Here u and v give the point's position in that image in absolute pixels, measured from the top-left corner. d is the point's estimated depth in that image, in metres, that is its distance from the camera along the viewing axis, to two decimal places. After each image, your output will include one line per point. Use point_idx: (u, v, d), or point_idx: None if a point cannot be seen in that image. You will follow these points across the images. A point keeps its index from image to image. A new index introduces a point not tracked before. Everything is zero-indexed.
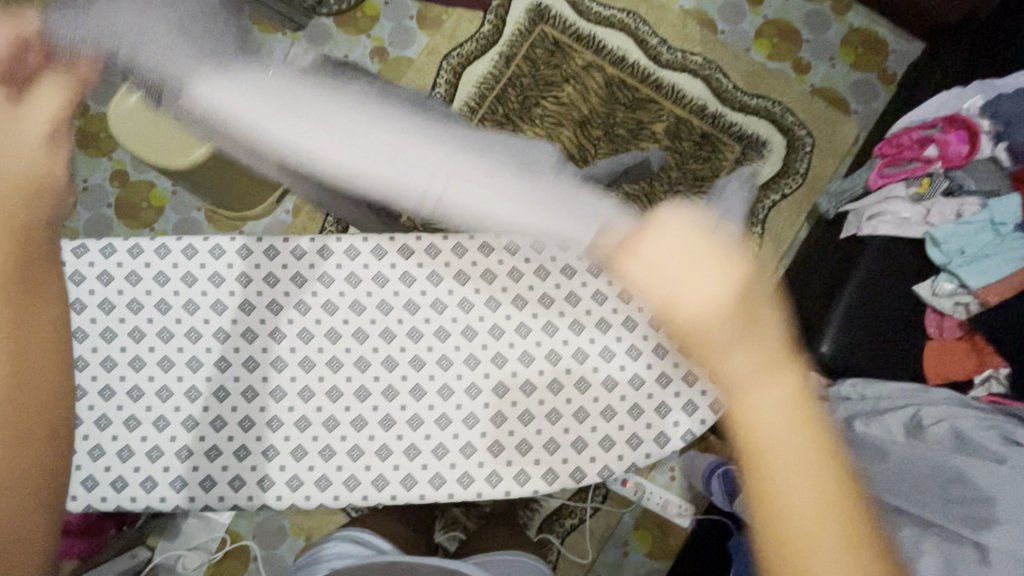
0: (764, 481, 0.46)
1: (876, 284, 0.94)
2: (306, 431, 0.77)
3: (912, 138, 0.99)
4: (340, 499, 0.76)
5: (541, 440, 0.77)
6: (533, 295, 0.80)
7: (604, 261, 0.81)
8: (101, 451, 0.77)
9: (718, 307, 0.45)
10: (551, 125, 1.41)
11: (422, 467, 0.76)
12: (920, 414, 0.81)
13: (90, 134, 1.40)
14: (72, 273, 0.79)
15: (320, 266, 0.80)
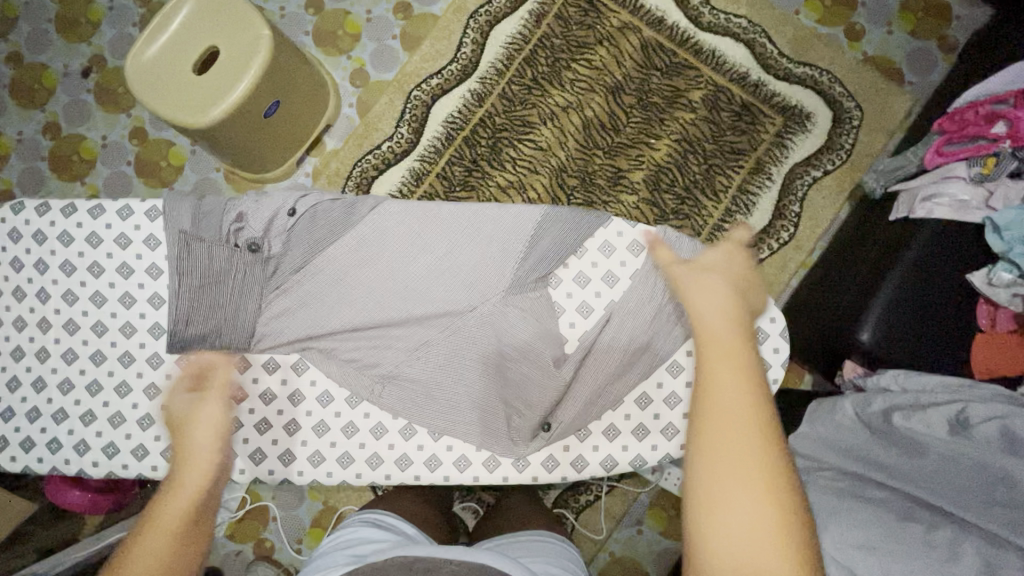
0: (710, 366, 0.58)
1: (928, 274, 0.88)
2: (301, 407, 0.87)
3: (977, 114, 0.92)
4: (333, 474, 0.86)
5: (574, 451, 0.86)
6: (592, 277, 0.87)
7: (646, 241, 0.88)
8: (93, 415, 0.87)
9: (721, 310, 0.64)
10: (581, 90, 1.33)
11: (389, 446, 0.86)
12: (967, 410, 0.78)
13: (110, 90, 1.38)
14: (65, 233, 0.88)
15: (300, 254, 0.87)
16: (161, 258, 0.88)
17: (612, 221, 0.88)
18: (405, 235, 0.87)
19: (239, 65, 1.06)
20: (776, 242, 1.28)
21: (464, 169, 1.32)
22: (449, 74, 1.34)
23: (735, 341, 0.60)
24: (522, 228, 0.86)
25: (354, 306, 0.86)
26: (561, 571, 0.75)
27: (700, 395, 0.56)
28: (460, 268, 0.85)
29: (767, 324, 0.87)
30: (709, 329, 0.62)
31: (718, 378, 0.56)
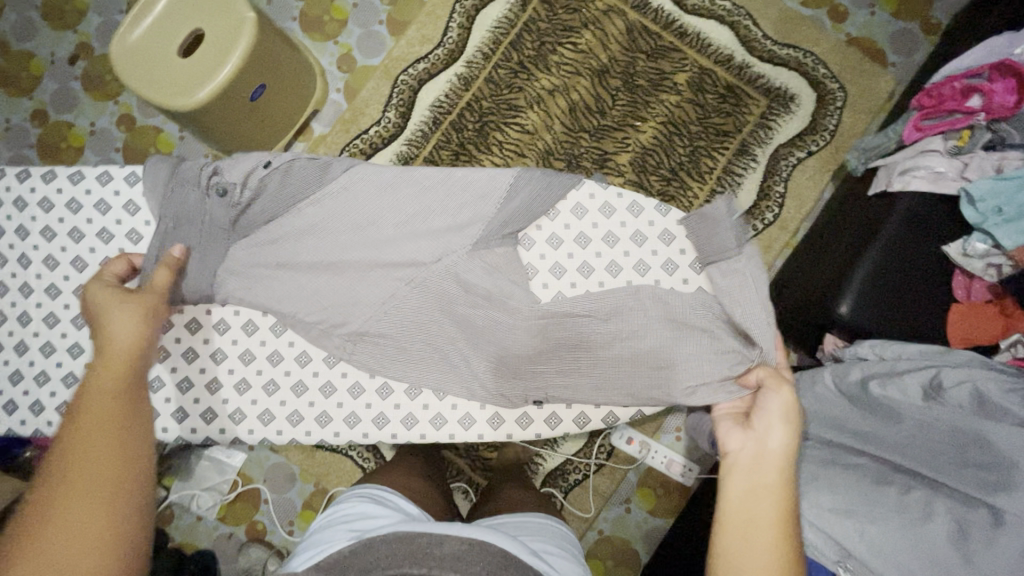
0: (746, 521, 0.63)
1: (900, 239, 0.90)
2: (279, 366, 0.89)
3: (954, 88, 0.92)
4: (312, 433, 0.89)
5: (545, 412, 0.90)
6: (566, 236, 0.90)
7: (617, 203, 0.91)
8: (75, 377, 0.88)
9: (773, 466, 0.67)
10: (567, 74, 1.34)
11: (366, 406, 0.89)
12: (940, 375, 0.77)
13: (97, 77, 1.38)
14: (42, 200, 0.89)
15: (280, 217, 0.89)
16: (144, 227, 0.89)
17: (584, 184, 0.91)
18: (388, 207, 0.88)
19: (222, 48, 1.07)
20: (759, 222, 1.30)
21: (452, 153, 1.33)
22: (436, 58, 1.35)
23: (779, 499, 0.64)
24: (496, 190, 0.87)
25: (329, 266, 0.88)
26: (557, 549, 0.77)
27: (728, 537, 0.63)
28: (437, 235, 0.87)
29: None
30: (753, 474, 0.67)
31: (749, 526, 0.62)
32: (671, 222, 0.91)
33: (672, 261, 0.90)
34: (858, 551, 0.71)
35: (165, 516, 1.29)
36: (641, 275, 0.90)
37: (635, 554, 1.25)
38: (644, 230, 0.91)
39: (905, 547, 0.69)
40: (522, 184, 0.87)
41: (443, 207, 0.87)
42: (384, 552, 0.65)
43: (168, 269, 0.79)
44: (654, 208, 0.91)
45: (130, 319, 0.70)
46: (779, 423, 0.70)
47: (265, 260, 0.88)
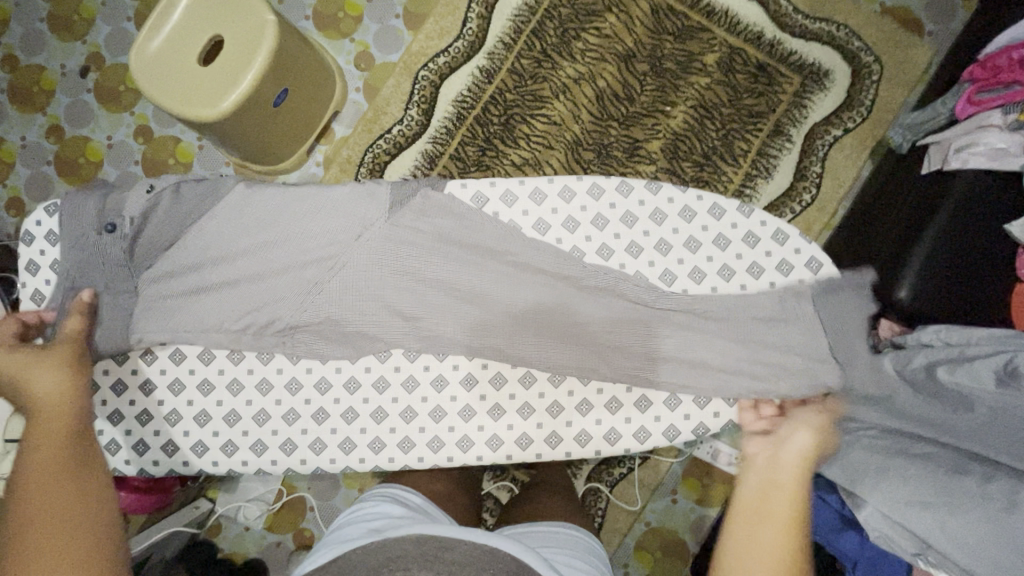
0: (757, 517, 0.63)
1: (968, 221, 0.86)
2: (357, 394, 0.86)
3: (1010, 59, 0.89)
4: (367, 460, 0.85)
5: (630, 428, 0.85)
6: (647, 243, 0.86)
7: (698, 207, 0.86)
8: (120, 414, 0.87)
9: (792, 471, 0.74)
10: (592, 61, 1.30)
11: (449, 429, 0.85)
12: (1016, 359, 0.74)
13: (112, 89, 1.35)
14: (46, 233, 0.87)
15: (325, 230, 0.83)
16: (203, 254, 0.84)
17: (661, 188, 0.86)
18: (441, 213, 0.84)
19: (242, 56, 1.03)
20: (798, 205, 1.26)
21: (478, 149, 1.30)
22: (456, 51, 1.31)
23: (789, 495, 0.65)
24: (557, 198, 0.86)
25: (374, 276, 0.83)
26: (577, 560, 0.77)
27: (738, 530, 0.62)
28: (505, 242, 0.83)
29: (792, 256, 0.86)
30: (768, 480, 0.67)
31: (756, 524, 0.62)
32: (755, 224, 0.86)
33: (757, 263, 0.86)
34: (936, 541, 0.71)
35: (213, 528, 1.30)
36: (725, 280, 0.85)
37: (683, 544, 1.25)
38: (727, 234, 0.86)
39: (986, 536, 0.68)
40: (587, 191, 0.86)
41: (526, 215, 0.86)
42: (392, 551, 0.65)
43: (76, 320, 0.78)
44: (736, 209, 0.86)
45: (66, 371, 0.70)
46: (798, 430, 0.74)
47: (308, 282, 0.83)
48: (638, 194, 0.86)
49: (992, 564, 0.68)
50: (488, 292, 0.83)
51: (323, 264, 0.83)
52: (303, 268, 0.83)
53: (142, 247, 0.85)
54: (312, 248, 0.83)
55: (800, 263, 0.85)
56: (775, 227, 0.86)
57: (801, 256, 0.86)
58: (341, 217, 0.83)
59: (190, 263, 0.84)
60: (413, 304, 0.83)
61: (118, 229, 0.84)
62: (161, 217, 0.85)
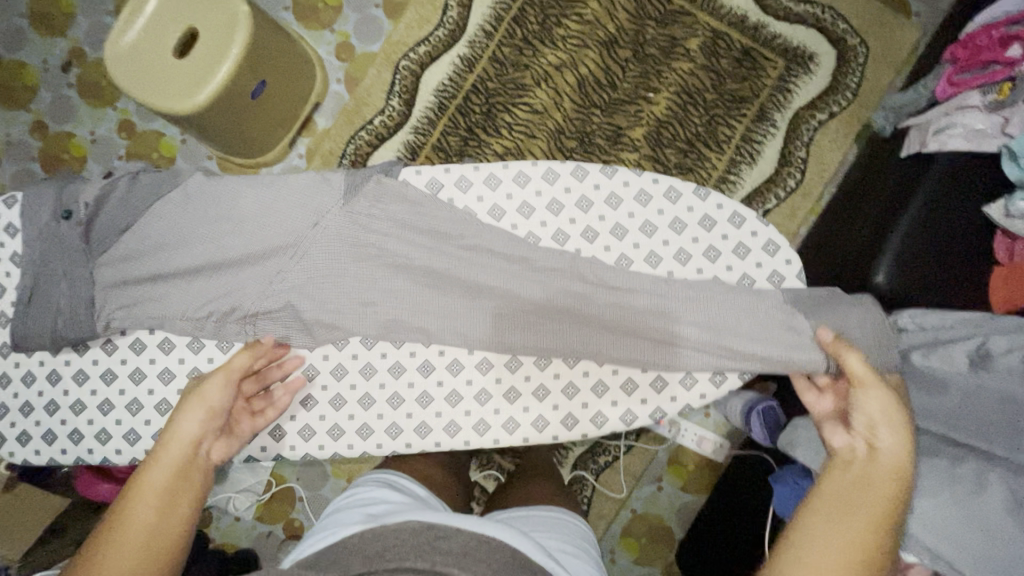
0: (848, 502, 0.66)
1: (947, 199, 0.85)
2: (315, 381, 0.85)
3: (991, 38, 0.88)
4: (325, 447, 0.84)
5: (588, 413, 0.83)
6: (603, 227, 0.85)
7: (654, 190, 0.86)
8: (56, 404, 0.85)
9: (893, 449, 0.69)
10: (574, 48, 1.29)
11: (407, 416, 0.84)
12: (988, 343, 0.75)
13: (94, 83, 1.35)
14: (9, 228, 0.87)
15: (298, 220, 0.83)
16: (177, 244, 0.84)
17: (617, 172, 0.86)
18: (398, 201, 0.83)
19: (216, 46, 1.03)
20: (783, 190, 1.25)
21: (460, 139, 1.29)
22: (436, 41, 1.31)
23: (887, 492, 0.66)
24: (510, 182, 0.86)
25: (348, 265, 0.82)
26: (568, 547, 0.77)
27: (825, 512, 0.66)
28: (463, 238, 0.82)
29: (748, 239, 0.85)
30: (869, 476, 0.67)
31: (842, 511, 0.65)
32: (712, 207, 0.85)
33: (713, 247, 0.85)
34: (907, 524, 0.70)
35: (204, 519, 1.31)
36: (682, 264, 0.85)
37: (669, 530, 1.25)
38: (683, 217, 0.85)
39: (959, 520, 0.68)
40: (538, 177, 0.86)
41: (482, 201, 0.86)
42: (389, 542, 0.63)
43: (248, 352, 0.80)
44: (692, 193, 0.86)
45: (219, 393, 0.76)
46: (884, 424, 0.70)
47: (286, 273, 0.83)
48: (593, 178, 0.86)
49: (965, 549, 0.67)
50: (459, 279, 0.82)
51: (296, 255, 0.83)
52: (278, 259, 0.83)
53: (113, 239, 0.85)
54: (287, 235, 0.83)
55: (756, 246, 0.85)
56: (731, 210, 0.85)
57: (757, 239, 0.85)
58: (315, 206, 0.83)
59: (163, 252, 0.84)
60: (386, 294, 0.82)
61: (74, 215, 0.84)
62: (132, 210, 0.85)
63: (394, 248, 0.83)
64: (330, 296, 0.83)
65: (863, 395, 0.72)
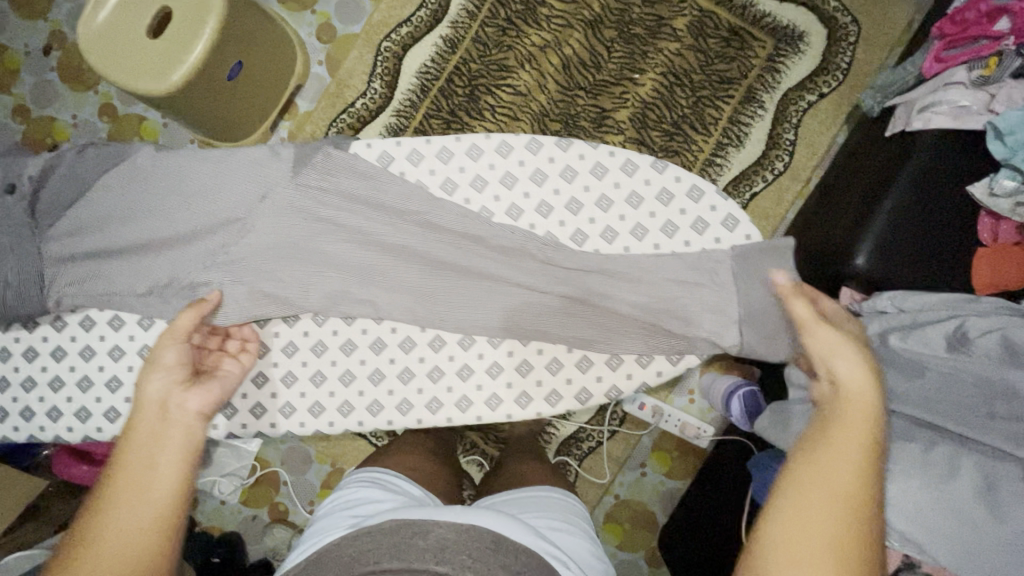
0: (821, 446, 0.58)
1: (928, 178, 0.83)
2: (266, 358, 0.85)
3: (979, 12, 0.85)
4: (276, 425, 0.84)
5: (543, 391, 0.83)
6: (557, 202, 0.84)
7: (609, 163, 0.85)
8: (7, 381, 0.86)
9: (858, 374, 0.62)
10: (558, 27, 1.27)
11: (359, 394, 0.84)
12: (965, 326, 0.73)
13: (75, 67, 1.34)
14: None
15: (267, 200, 0.82)
16: (144, 225, 0.83)
17: (571, 145, 0.85)
18: (352, 173, 0.82)
19: (190, 24, 1.01)
20: (770, 172, 1.23)
21: (442, 122, 1.27)
22: (419, 21, 1.29)
23: (855, 428, 0.58)
24: (466, 157, 0.85)
25: (319, 245, 0.82)
26: (561, 522, 0.72)
27: (806, 459, 0.57)
28: (428, 223, 0.82)
29: (706, 214, 0.83)
30: (845, 410, 0.61)
31: (825, 453, 0.57)
32: (669, 180, 0.84)
33: (671, 222, 0.83)
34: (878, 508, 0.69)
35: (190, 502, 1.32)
36: (638, 240, 0.83)
37: (653, 516, 1.25)
38: (640, 191, 0.84)
39: (929, 503, 0.67)
40: (489, 151, 0.85)
41: (434, 174, 0.85)
42: (364, 544, 0.60)
43: (192, 312, 0.76)
44: (650, 165, 0.84)
45: (174, 354, 0.73)
46: (836, 358, 0.64)
47: (256, 255, 0.82)
48: (548, 151, 0.85)
49: (935, 533, 0.66)
50: (430, 260, 0.82)
51: (265, 236, 0.82)
52: (247, 240, 0.82)
53: (81, 220, 0.84)
54: (256, 215, 0.82)
55: (716, 221, 0.83)
56: (690, 183, 0.84)
57: (717, 214, 0.83)
58: (284, 186, 0.82)
59: (131, 233, 0.83)
60: (356, 276, 0.82)
61: (17, 189, 0.84)
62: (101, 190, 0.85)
63: (365, 228, 0.82)
64: (300, 277, 0.82)
65: (812, 339, 0.67)
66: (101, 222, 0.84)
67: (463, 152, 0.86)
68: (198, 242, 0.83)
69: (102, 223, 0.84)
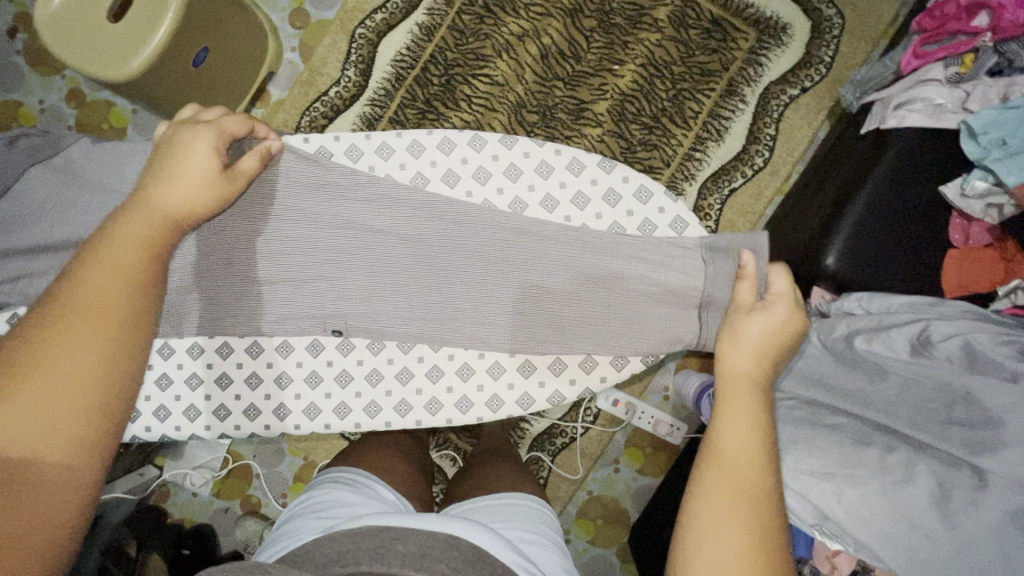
0: (718, 419, 0.61)
1: (900, 178, 0.82)
2: (199, 360, 0.84)
3: (958, 6, 0.83)
4: (212, 427, 0.84)
5: (485, 396, 0.83)
6: (501, 201, 0.84)
7: (555, 161, 0.84)
8: None
9: (750, 354, 0.66)
10: (537, 16, 1.24)
11: (296, 396, 0.83)
12: (929, 329, 0.74)
13: (40, 49, 1.30)
14: None
15: None
16: (98, 215, 0.80)
17: (516, 142, 0.84)
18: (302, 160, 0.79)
19: (147, 6, 0.96)
20: (748, 169, 1.21)
21: (417, 112, 1.24)
22: (394, 7, 1.26)
23: (744, 391, 0.63)
24: (415, 154, 0.85)
25: (276, 239, 0.80)
26: (537, 537, 0.66)
27: (709, 443, 0.59)
28: (389, 218, 0.80)
29: (655, 215, 0.83)
30: (730, 393, 0.63)
31: (723, 435, 0.59)
32: (617, 180, 0.83)
33: (618, 223, 0.83)
34: (833, 512, 0.70)
35: (160, 495, 1.31)
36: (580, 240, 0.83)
37: (626, 512, 1.24)
38: (586, 191, 0.83)
39: (884, 509, 0.67)
40: (432, 149, 0.85)
41: (375, 169, 0.85)
42: (341, 546, 0.52)
43: (241, 121, 0.73)
44: (597, 164, 0.84)
45: (216, 167, 0.68)
46: (740, 343, 0.67)
47: (213, 250, 0.80)
48: (492, 149, 0.84)
49: (887, 538, 0.67)
50: (391, 255, 0.80)
51: (221, 230, 0.79)
52: (203, 234, 0.80)
53: (26, 212, 0.81)
54: None
55: (664, 223, 0.83)
56: (638, 183, 0.83)
57: (665, 216, 0.83)
58: None
59: (78, 229, 0.80)
60: (315, 271, 0.80)
61: None
62: (53, 183, 0.82)
63: (325, 223, 0.79)
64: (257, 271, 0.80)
65: (727, 325, 0.71)
66: (41, 216, 0.81)
67: (406, 148, 0.85)
68: None
69: (48, 215, 0.81)
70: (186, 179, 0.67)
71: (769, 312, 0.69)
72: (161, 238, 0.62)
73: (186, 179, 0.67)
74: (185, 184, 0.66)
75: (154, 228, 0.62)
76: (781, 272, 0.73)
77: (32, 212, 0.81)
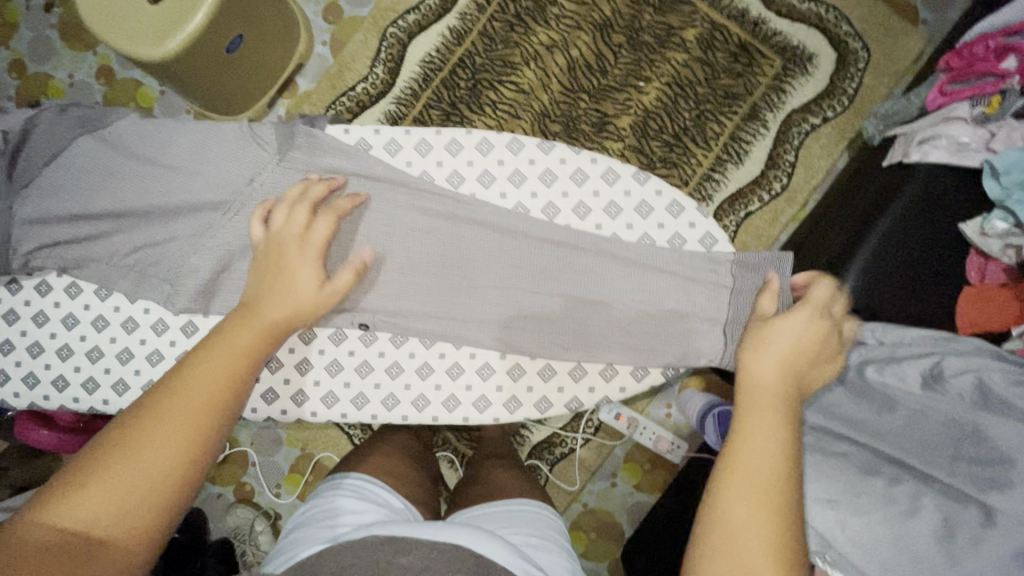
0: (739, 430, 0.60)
1: (923, 213, 0.82)
2: None
3: (987, 47, 0.85)
4: None
5: (501, 397, 0.83)
6: (535, 204, 0.84)
7: (591, 169, 0.85)
8: None
9: (773, 364, 0.66)
10: (568, 28, 1.25)
11: (314, 383, 0.83)
12: (942, 364, 0.74)
13: (75, 25, 1.32)
14: None
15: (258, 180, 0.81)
16: (126, 191, 0.81)
17: (553, 148, 0.85)
18: (335, 152, 0.82)
19: None
20: (766, 193, 1.22)
21: (443, 113, 1.25)
22: (427, 10, 1.27)
23: (764, 402, 0.62)
24: (448, 152, 0.85)
25: None
26: (542, 540, 0.66)
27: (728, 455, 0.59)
28: (413, 216, 0.81)
29: (684, 229, 0.83)
30: (755, 403, 0.62)
31: (741, 447, 0.58)
32: (650, 192, 0.84)
33: (649, 234, 0.83)
34: (836, 541, 0.70)
35: None
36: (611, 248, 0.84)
37: (620, 528, 1.23)
38: (619, 201, 0.84)
39: (887, 540, 0.67)
40: (468, 149, 0.85)
41: (411, 165, 0.85)
42: (344, 560, 0.53)
43: (333, 218, 0.76)
44: (632, 175, 0.84)
45: (314, 286, 0.73)
46: (763, 348, 0.68)
47: (237, 234, 0.80)
48: (529, 152, 0.85)
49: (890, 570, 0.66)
50: (412, 253, 0.81)
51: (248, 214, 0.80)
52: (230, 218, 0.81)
53: (57, 183, 0.82)
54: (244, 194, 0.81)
55: (694, 237, 0.83)
56: (671, 198, 0.84)
57: (694, 231, 0.83)
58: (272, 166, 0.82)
59: (105, 202, 0.81)
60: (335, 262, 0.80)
61: None
62: (83, 156, 0.83)
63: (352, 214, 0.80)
64: None
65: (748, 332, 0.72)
66: (70, 187, 0.82)
67: (446, 145, 0.85)
68: (176, 216, 0.81)
69: (77, 187, 0.82)
70: (296, 289, 0.72)
71: (788, 317, 0.70)
72: (268, 339, 0.70)
73: (297, 289, 0.72)
74: (293, 294, 0.72)
75: (256, 334, 0.69)
76: (820, 284, 0.74)
77: (62, 183, 0.82)
